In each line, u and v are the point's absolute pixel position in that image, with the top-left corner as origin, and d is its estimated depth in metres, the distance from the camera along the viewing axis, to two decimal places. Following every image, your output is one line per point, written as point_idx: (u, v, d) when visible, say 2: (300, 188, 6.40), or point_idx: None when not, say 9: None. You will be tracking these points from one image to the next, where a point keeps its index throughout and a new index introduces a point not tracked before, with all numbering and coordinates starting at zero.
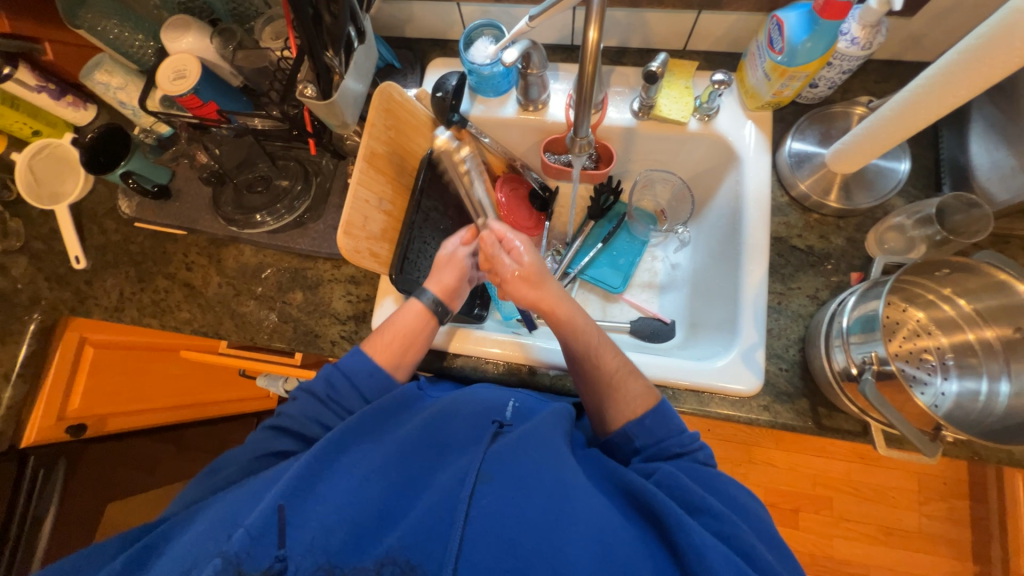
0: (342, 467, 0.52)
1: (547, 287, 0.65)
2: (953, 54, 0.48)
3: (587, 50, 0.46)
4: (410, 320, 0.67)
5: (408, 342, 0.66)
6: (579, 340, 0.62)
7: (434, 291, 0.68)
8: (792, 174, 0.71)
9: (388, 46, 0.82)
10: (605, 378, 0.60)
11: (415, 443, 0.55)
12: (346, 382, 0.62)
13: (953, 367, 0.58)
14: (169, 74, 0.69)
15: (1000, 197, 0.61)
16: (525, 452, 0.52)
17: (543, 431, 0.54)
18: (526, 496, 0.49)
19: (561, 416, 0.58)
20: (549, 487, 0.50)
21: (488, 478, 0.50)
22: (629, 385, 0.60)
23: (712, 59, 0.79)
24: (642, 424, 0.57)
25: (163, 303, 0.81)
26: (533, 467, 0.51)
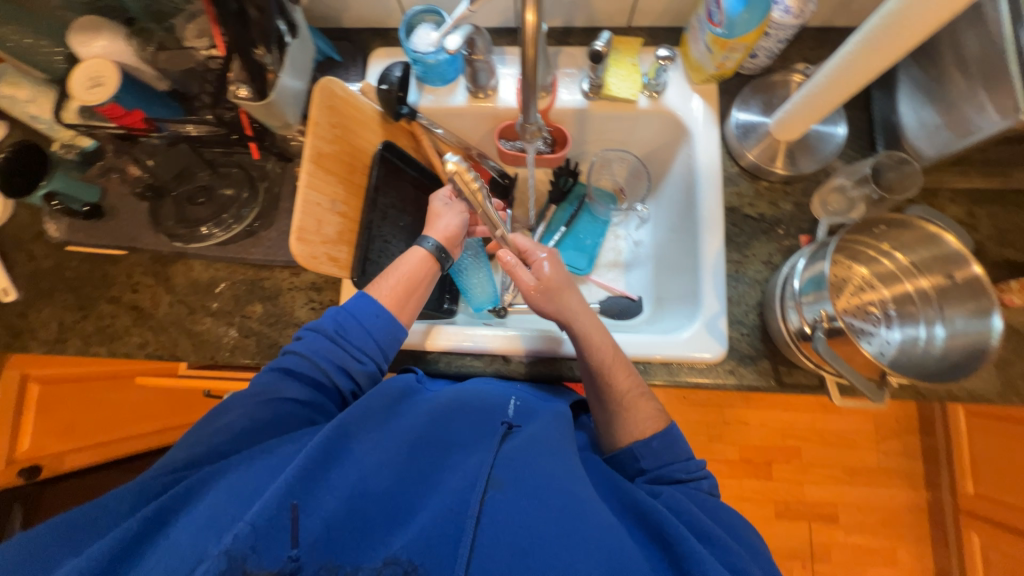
0: (353, 457, 0.50)
1: (568, 298, 0.66)
2: (877, 18, 0.50)
3: (527, 34, 0.45)
4: (415, 263, 0.67)
5: (413, 287, 0.66)
6: (597, 353, 0.63)
7: (436, 239, 0.70)
8: (740, 144, 0.74)
9: (324, 38, 0.78)
10: (617, 397, 0.61)
11: (424, 441, 0.53)
12: (355, 323, 0.61)
13: (895, 317, 0.61)
14: (83, 81, 0.63)
15: (927, 153, 0.65)
16: (536, 457, 0.52)
17: (549, 440, 0.55)
18: (539, 502, 0.48)
19: (562, 420, 0.60)
20: (561, 495, 0.49)
21: (500, 485, 0.49)
22: (641, 407, 0.60)
23: (656, 35, 0.79)
24: (649, 447, 0.58)
25: (110, 330, 0.76)
26: (546, 473, 0.51)
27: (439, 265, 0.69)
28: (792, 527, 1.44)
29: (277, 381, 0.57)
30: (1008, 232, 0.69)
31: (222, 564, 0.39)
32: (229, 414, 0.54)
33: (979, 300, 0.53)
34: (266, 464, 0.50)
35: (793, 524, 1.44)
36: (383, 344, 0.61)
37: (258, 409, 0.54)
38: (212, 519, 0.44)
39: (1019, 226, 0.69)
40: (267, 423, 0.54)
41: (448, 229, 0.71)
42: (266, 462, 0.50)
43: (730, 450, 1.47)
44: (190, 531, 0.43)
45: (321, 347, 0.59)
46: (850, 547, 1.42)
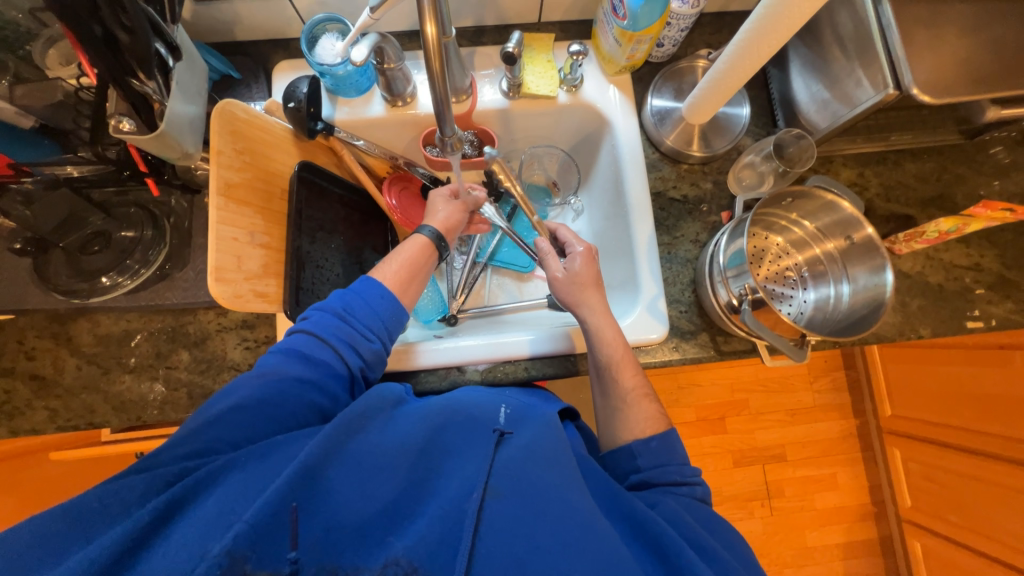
0: (350, 460, 0.48)
1: (588, 291, 0.68)
2: (762, 8, 0.53)
3: (429, 46, 0.44)
4: (413, 250, 0.66)
5: (414, 272, 0.66)
6: (607, 346, 0.65)
7: (434, 226, 0.70)
8: (658, 131, 0.77)
9: (217, 54, 0.71)
10: (622, 394, 0.63)
11: (423, 445, 0.51)
12: (363, 306, 0.59)
13: (808, 278, 0.68)
14: None
15: (822, 124, 0.69)
16: (537, 463, 0.51)
17: (548, 447, 0.53)
18: (537, 513, 0.47)
19: (555, 427, 0.56)
20: (558, 501, 0.48)
21: (498, 494, 0.48)
22: (644, 405, 0.62)
23: (568, 29, 0.80)
24: (648, 445, 0.58)
25: (7, 406, 0.67)
26: (544, 481, 0.49)
27: (435, 250, 0.69)
28: (748, 472, 1.57)
29: (282, 362, 0.54)
30: (892, 189, 0.78)
31: (223, 565, 0.38)
32: (235, 393, 0.50)
33: (874, 257, 0.60)
34: (266, 454, 0.47)
35: (749, 468, 1.57)
36: (388, 326, 0.61)
37: (261, 391, 0.51)
38: (210, 519, 0.41)
39: (901, 182, 0.78)
40: (277, 400, 0.51)
41: (448, 219, 0.71)
42: (262, 466, 0.46)
43: (688, 411, 1.57)
44: (195, 526, 0.41)
45: (331, 330, 0.57)
46: (799, 480, 1.57)
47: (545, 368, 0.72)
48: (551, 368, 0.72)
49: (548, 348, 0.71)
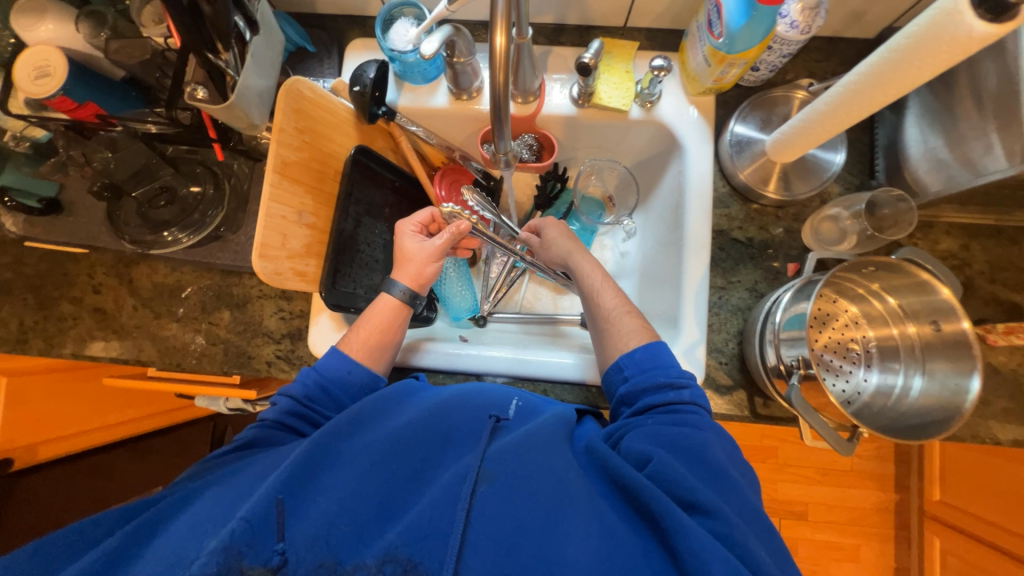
0: (344, 458, 0.49)
1: (563, 244, 0.71)
2: (883, 52, 0.46)
3: (496, 58, 0.41)
4: (386, 315, 0.65)
5: (383, 334, 0.65)
6: (585, 277, 0.67)
7: (407, 283, 0.68)
8: (733, 163, 0.70)
9: (297, 26, 0.72)
10: (602, 315, 0.63)
11: (415, 436, 0.51)
12: (326, 383, 0.59)
13: (875, 357, 0.60)
14: (29, 72, 0.59)
15: (932, 188, 0.59)
16: (530, 449, 0.48)
17: (542, 433, 0.51)
18: (528, 500, 0.45)
19: (560, 423, 0.53)
20: (550, 485, 0.46)
21: (488, 477, 0.46)
22: (623, 321, 0.60)
23: (654, 38, 0.74)
24: (632, 357, 0.56)
25: (73, 331, 0.74)
26: (535, 463, 0.47)
27: (409, 310, 0.67)
28: None
29: (252, 432, 0.55)
30: (1001, 268, 0.67)
31: (217, 563, 0.38)
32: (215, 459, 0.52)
33: (961, 355, 0.52)
34: (254, 472, 0.49)
35: None
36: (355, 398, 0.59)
37: (236, 460, 0.52)
38: (202, 527, 0.43)
39: (1013, 263, 0.67)
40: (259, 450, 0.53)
41: (420, 274, 0.69)
42: (248, 474, 0.49)
43: None
44: (171, 547, 0.42)
45: (298, 409, 0.57)
46: (817, 543, 1.48)
47: (564, 395, 0.70)
48: (570, 396, 0.70)
49: (570, 375, 0.68)
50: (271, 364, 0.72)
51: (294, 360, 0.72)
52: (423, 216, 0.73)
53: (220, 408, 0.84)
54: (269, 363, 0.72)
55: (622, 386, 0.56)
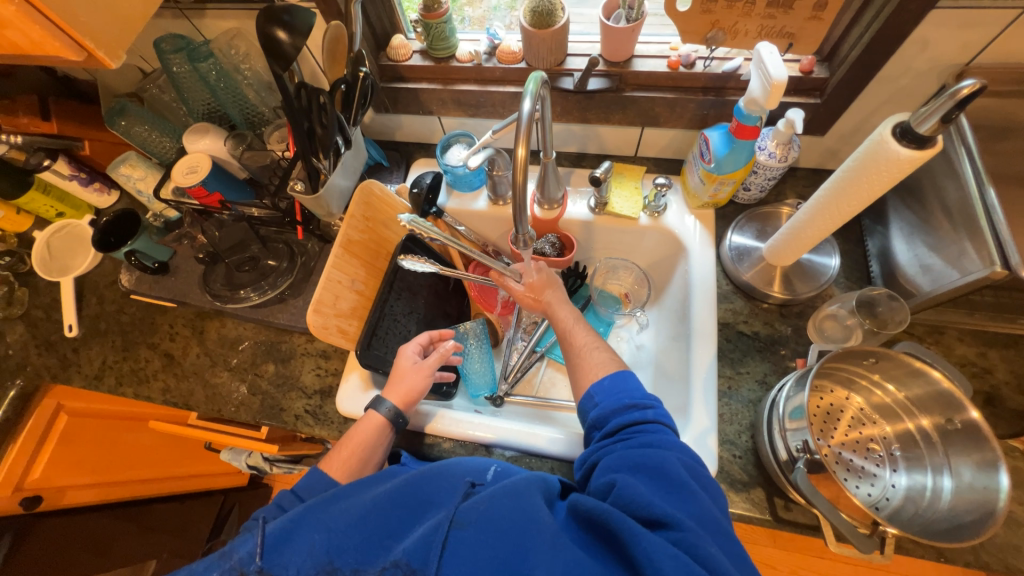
0: (324, 515, 0.49)
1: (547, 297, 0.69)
2: (842, 170, 0.56)
3: (517, 164, 0.52)
4: (366, 433, 0.64)
5: (362, 452, 0.63)
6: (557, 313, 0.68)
7: (395, 401, 0.67)
8: (734, 266, 0.78)
9: (378, 148, 0.94)
10: (573, 354, 0.64)
11: (391, 499, 0.48)
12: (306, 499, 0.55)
13: (900, 458, 0.59)
14: (183, 170, 0.80)
15: (926, 288, 0.63)
16: (501, 505, 0.45)
17: (512, 486, 0.47)
18: (492, 542, 0.43)
19: (535, 482, 0.50)
20: (515, 524, 0.44)
21: (461, 522, 0.45)
22: (593, 355, 0.61)
23: (660, 164, 0.89)
24: (600, 384, 0.56)
25: (141, 372, 0.84)
26: (505, 516, 0.45)
27: (393, 429, 0.66)
28: None
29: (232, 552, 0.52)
30: None
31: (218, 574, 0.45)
32: None
33: (983, 451, 0.51)
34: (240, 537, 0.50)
35: None
36: None
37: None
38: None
39: None
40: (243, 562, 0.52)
41: (409, 391, 0.68)
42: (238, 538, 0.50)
43: None
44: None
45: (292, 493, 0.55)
46: None
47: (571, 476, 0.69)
48: None
49: (576, 454, 0.69)
50: (299, 417, 0.77)
51: (319, 416, 0.77)
52: (423, 338, 0.75)
53: (240, 464, 0.90)
54: (297, 417, 0.77)
55: (592, 410, 0.55)
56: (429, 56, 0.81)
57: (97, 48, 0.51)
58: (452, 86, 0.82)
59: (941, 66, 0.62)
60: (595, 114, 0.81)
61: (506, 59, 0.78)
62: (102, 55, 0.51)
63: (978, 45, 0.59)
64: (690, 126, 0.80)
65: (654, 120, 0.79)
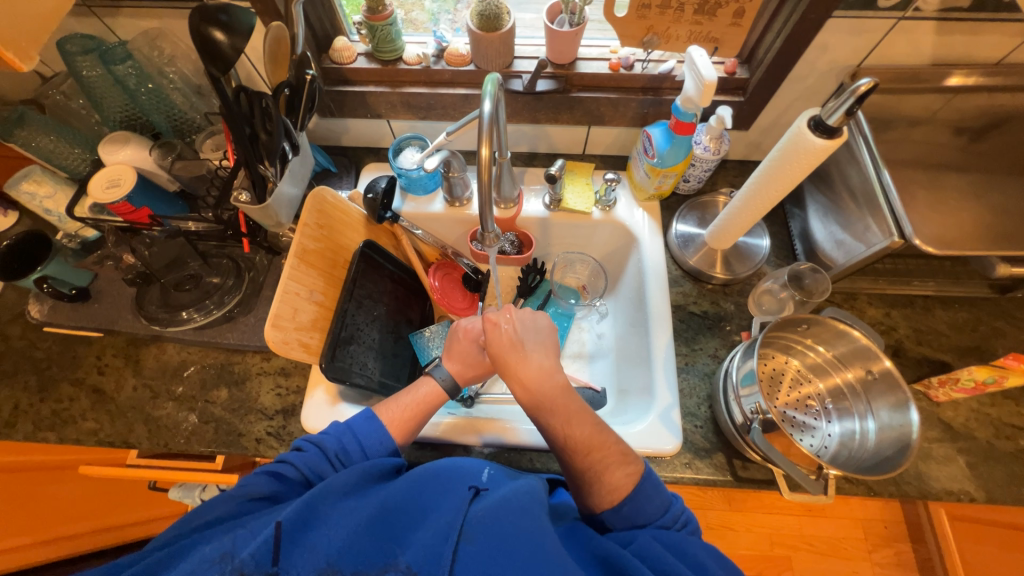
0: (332, 516, 0.47)
1: (513, 380, 0.59)
2: (769, 159, 0.63)
3: (481, 162, 0.53)
4: (426, 393, 0.64)
5: (421, 411, 0.62)
6: (547, 423, 0.58)
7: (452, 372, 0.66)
8: (681, 252, 0.84)
9: (325, 154, 0.91)
10: (579, 473, 0.55)
11: (399, 505, 0.48)
12: (360, 453, 0.56)
13: (833, 410, 0.67)
14: (103, 183, 0.73)
15: (840, 260, 0.73)
16: (516, 511, 0.47)
17: (524, 497, 0.48)
18: (511, 559, 0.43)
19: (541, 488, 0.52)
20: (532, 541, 0.44)
21: (472, 537, 0.45)
22: (610, 474, 0.54)
23: (606, 161, 0.94)
24: (620, 514, 0.52)
25: (65, 413, 0.75)
26: (520, 527, 0.45)
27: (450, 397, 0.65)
28: None
29: (265, 483, 0.52)
30: (924, 333, 0.77)
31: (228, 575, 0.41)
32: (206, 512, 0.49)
33: (896, 394, 0.60)
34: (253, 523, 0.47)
35: None
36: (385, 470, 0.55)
37: (235, 516, 0.49)
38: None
39: (932, 328, 0.78)
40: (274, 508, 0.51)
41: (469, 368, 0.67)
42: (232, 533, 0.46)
43: None
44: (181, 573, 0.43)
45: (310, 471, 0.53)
46: None
47: (549, 463, 0.71)
48: (557, 464, 0.71)
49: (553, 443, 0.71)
50: (260, 441, 0.73)
51: (283, 437, 0.73)
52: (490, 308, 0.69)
53: (194, 500, 0.83)
54: (258, 440, 0.73)
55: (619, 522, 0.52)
56: (374, 58, 0.80)
57: (4, 48, 0.45)
58: (401, 89, 0.81)
59: (838, 67, 0.72)
60: (545, 115, 0.84)
61: (454, 62, 0.79)
62: (10, 56, 0.46)
63: (866, 49, 0.69)
64: (633, 124, 0.85)
65: (600, 119, 0.84)
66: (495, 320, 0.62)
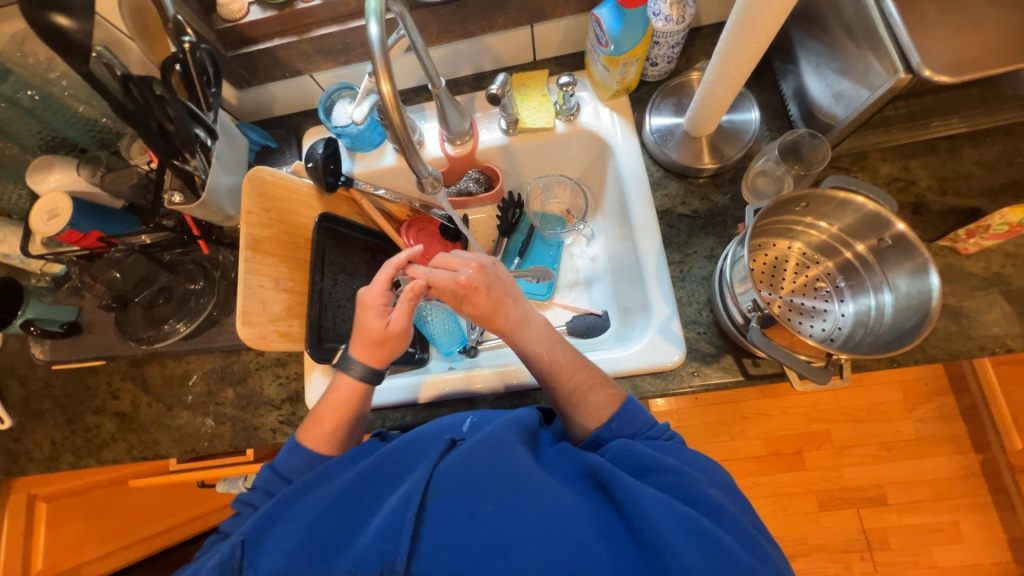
0: (306, 502, 0.48)
1: (499, 325, 0.61)
2: (736, 13, 0.52)
3: (387, 102, 0.46)
4: (342, 395, 0.59)
5: (340, 417, 0.59)
6: (535, 357, 0.60)
7: (363, 360, 0.60)
8: (660, 150, 0.74)
9: (259, 129, 0.83)
10: (566, 399, 0.57)
11: (374, 476, 0.48)
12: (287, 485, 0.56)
13: (845, 289, 0.62)
14: (44, 215, 0.70)
15: (842, 115, 0.62)
16: (486, 452, 0.46)
17: (493, 434, 0.48)
18: (481, 495, 0.44)
19: (517, 422, 0.51)
20: (503, 476, 0.45)
21: (439, 491, 0.44)
22: (594, 394, 0.56)
23: (562, 62, 0.82)
24: (611, 429, 0.53)
25: (97, 439, 0.79)
26: (490, 463, 0.45)
27: (371, 386, 0.61)
28: (839, 518, 1.37)
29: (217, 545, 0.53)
30: (949, 180, 0.68)
31: None
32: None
33: (914, 258, 0.53)
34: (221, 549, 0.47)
35: (840, 513, 1.37)
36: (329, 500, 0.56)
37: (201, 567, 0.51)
38: None
39: (958, 172, 0.68)
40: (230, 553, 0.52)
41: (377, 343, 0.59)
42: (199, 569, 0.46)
43: (756, 444, 1.43)
44: None
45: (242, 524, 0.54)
46: (907, 529, 1.34)
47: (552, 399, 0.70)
48: None
49: None
50: (275, 430, 0.75)
51: (295, 422, 0.75)
52: (386, 273, 0.61)
53: None
54: (274, 430, 0.75)
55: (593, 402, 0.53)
56: (269, 4, 0.69)
57: None
58: (309, 34, 0.72)
59: None
60: (476, 24, 0.73)
61: None
62: None
63: None
64: (580, 9, 0.73)
65: (540, 12, 0.72)
66: (473, 282, 0.59)
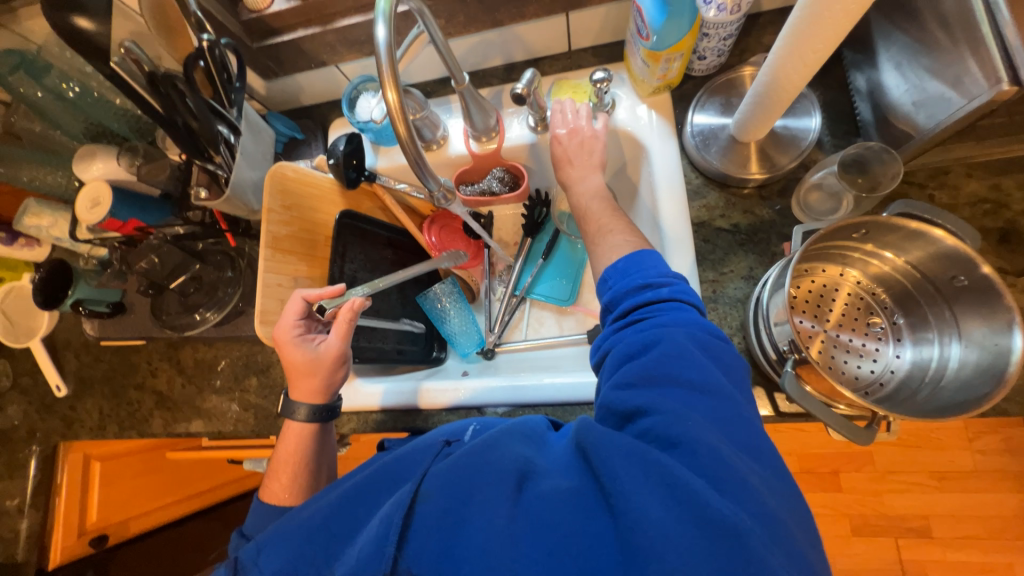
0: (303, 516, 0.46)
1: (571, 167, 0.66)
2: (797, 10, 0.45)
3: (392, 111, 0.44)
4: (294, 439, 0.62)
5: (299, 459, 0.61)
6: (584, 207, 0.63)
7: (307, 402, 0.62)
8: (701, 155, 0.67)
9: (287, 120, 0.83)
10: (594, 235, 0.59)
11: (367, 487, 0.46)
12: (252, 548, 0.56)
13: (903, 330, 0.55)
14: (87, 203, 0.73)
15: (926, 125, 0.53)
16: (476, 449, 0.42)
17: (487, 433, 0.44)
18: (469, 496, 0.39)
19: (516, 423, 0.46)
20: (491, 470, 0.40)
21: (427, 495, 0.40)
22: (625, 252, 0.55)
23: (600, 53, 0.76)
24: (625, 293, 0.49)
25: (138, 414, 0.85)
26: (478, 458, 0.41)
27: (327, 420, 0.64)
28: (874, 545, 1.28)
29: None
30: None
31: None
32: None
33: (993, 307, 0.46)
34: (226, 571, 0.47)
35: (875, 540, 1.29)
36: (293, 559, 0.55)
37: None
38: None
39: None
40: None
41: (314, 379, 0.62)
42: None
43: (788, 460, 1.35)
44: None
45: None
46: (951, 565, 1.24)
47: (564, 415, 0.67)
48: (571, 415, 0.67)
49: (567, 394, 0.67)
50: None
51: None
52: (294, 308, 0.62)
53: None
54: None
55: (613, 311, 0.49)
56: None
57: None
58: (334, 25, 0.69)
59: None
60: (505, 13, 0.68)
61: None
62: None
63: None
64: None
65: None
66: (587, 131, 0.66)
